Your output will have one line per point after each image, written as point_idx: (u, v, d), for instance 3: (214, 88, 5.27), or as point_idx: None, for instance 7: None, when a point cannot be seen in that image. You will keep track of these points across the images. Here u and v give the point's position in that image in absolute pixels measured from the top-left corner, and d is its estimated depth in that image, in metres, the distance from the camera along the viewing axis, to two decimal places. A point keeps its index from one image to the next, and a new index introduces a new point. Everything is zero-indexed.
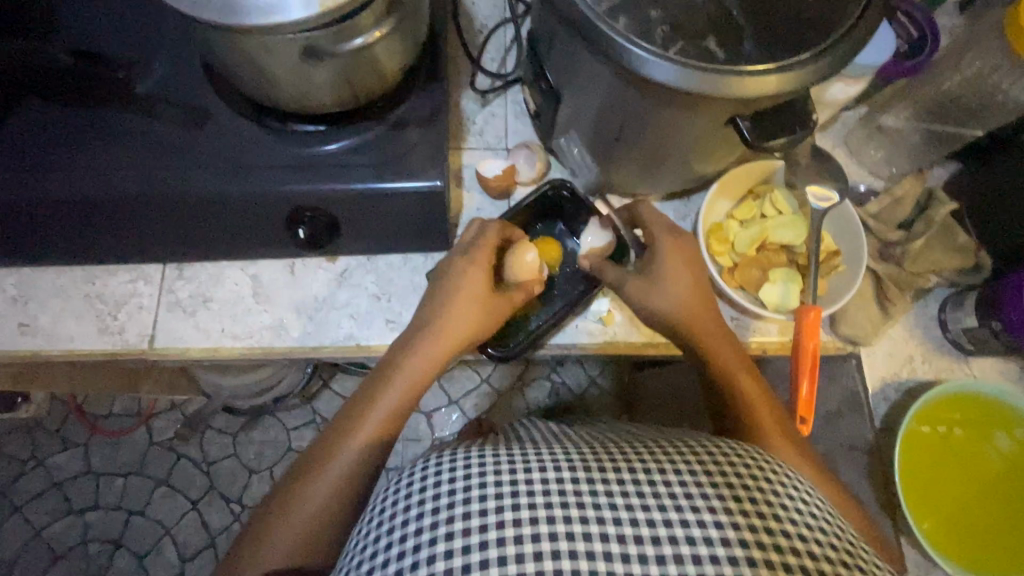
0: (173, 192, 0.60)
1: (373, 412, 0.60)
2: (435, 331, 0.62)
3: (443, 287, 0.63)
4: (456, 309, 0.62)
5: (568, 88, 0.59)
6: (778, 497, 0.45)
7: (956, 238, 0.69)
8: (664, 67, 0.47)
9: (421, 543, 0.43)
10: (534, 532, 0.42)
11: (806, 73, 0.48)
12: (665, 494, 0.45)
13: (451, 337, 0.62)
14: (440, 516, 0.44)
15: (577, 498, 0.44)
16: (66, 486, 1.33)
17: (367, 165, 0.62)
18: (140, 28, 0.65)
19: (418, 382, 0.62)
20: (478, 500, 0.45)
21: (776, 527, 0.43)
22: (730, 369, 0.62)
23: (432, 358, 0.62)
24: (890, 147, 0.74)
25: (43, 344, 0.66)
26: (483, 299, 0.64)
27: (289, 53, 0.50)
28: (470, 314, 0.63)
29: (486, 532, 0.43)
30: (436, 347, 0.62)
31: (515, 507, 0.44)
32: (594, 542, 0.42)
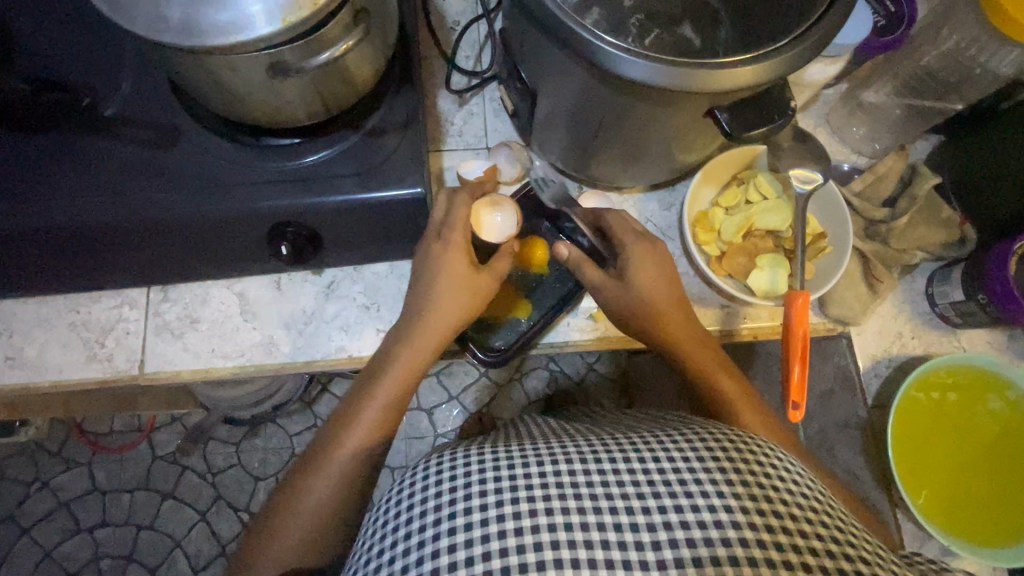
0: (149, 216, 0.59)
1: (372, 403, 0.60)
2: (429, 315, 0.62)
3: (428, 267, 0.62)
4: (442, 296, 0.62)
5: (542, 87, 0.58)
6: (770, 479, 0.45)
7: (939, 213, 0.70)
8: (637, 63, 0.46)
9: (425, 538, 0.43)
10: (534, 524, 0.43)
11: (782, 62, 0.47)
12: (660, 481, 0.45)
13: (440, 324, 0.62)
14: (442, 513, 0.45)
15: (574, 490, 0.45)
16: (73, 506, 1.33)
17: (345, 175, 0.61)
18: (103, 47, 0.64)
19: (415, 370, 0.62)
20: (479, 495, 0.45)
21: (770, 508, 0.43)
22: (700, 364, 0.62)
23: (429, 345, 0.62)
24: (872, 124, 0.74)
25: (30, 376, 0.66)
26: (468, 282, 0.63)
27: (256, 70, 0.49)
28: (461, 290, 0.62)
29: (487, 524, 0.43)
30: (431, 327, 0.62)
31: (515, 501, 0.44)
32: (592, 531, 0.42)
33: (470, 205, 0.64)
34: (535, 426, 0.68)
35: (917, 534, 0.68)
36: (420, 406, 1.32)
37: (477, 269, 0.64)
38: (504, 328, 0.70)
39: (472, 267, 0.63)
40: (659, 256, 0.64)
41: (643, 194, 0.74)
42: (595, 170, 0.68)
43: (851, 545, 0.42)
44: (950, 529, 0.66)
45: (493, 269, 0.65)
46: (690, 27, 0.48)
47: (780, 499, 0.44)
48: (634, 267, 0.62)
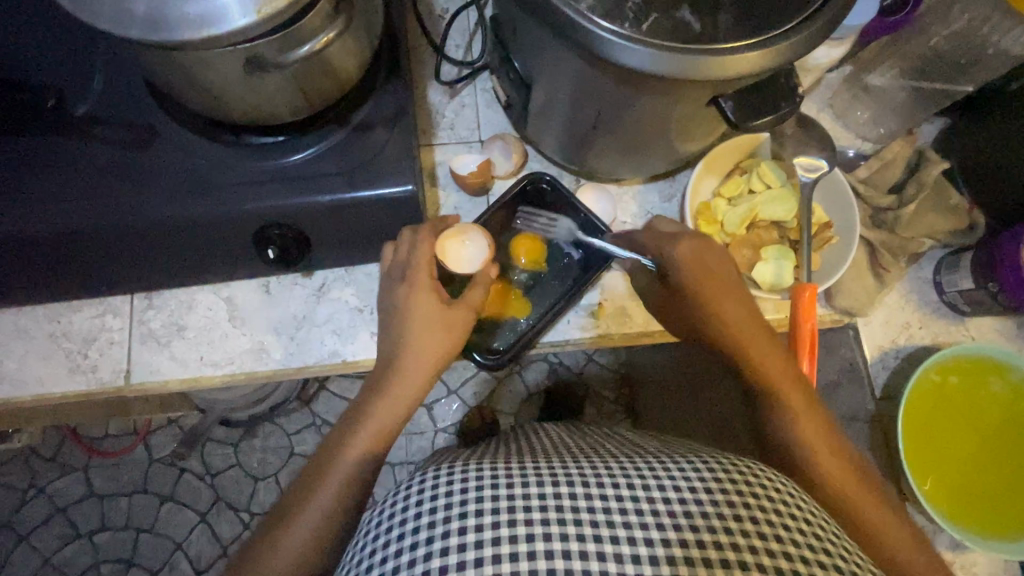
0: (128, 220, 0.56)
1: (347, 454, 0.55)
2: (405, 358, 0.58)
3: (399, 308, 0.59)
4: (417, 335, 0.58)
5: (537, 77, 0.55)
6: (777, 512, 0.44)
7: (947, 197, 0.68)
8: (637, 50, 0.44)
9: (417, 558, 0.42)
10: (530, 549, 0.41)
11: (790, 46, 0.44)
12: (663, 511, 0.44)
13: (421, 361, 0.58)
14: (436, 529, 0.43)
15: (574, 515, 0.43)
16: (70, 511, 1.32)
17: (332, 174, 0.59)
18: (72, 42, 0.61)
19: (394, 416, 0.57)
20: (475, 515, 0.43)
21: (778, 541, 0.42)
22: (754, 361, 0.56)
23: (407, 390, 0.58)
24: (877, 108, 0.71)
25: (12, 390, 0.63)
26: (442, 320, 0.58)
27: (232, 66, 0.46)
28: (437, 327, 0.58)
29: (482, 548, 0.42)
30: (413, 365, 0.58)
31: (512, 523, 0.43)
32: (591, 561, 0.41)
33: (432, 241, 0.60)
34: (533, 441, 0.66)
35: (927, 526, 0.67)
36: None
37: (448, 304, 0.59)
38: (505, 328, 0.69)
39: (443, 304, 0.58)
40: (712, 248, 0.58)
41: (643, 186, 0.71)
42: (592, 162, 0.65)
43: None
44: (959, 517, 0.65)
45: (467, 301, 0.61)
46: (689, 9, 0.45)
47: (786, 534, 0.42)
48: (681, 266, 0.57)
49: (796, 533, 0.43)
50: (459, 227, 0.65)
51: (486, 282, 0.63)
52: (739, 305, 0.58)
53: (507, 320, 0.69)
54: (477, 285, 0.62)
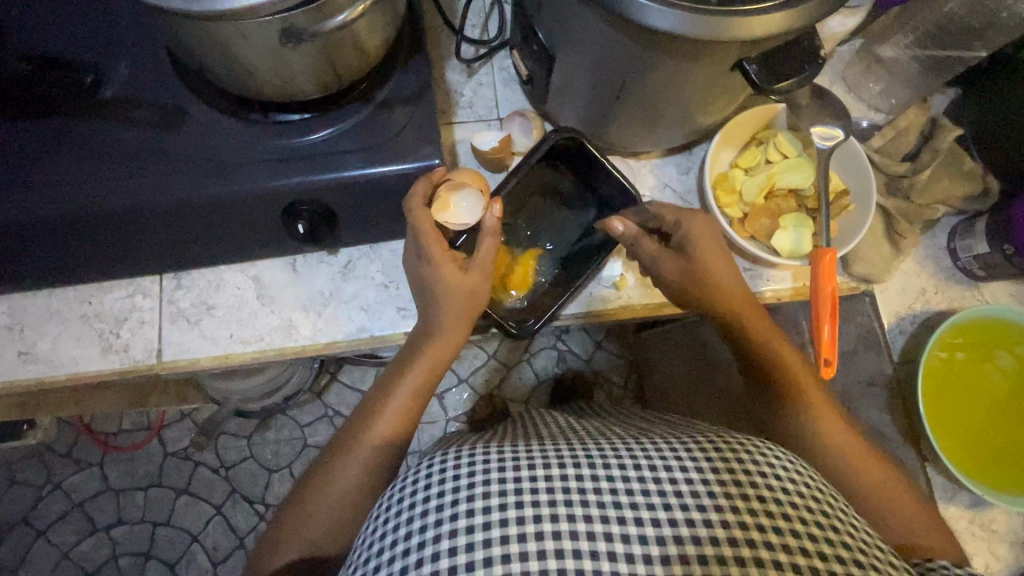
0: (158, 200, 0.57)
1: (386, 413, 0.61)
2: (436, 328, 0.63)
3: (426, 276, 0.61)
4: (448, 297, 0.61)
5: (561, 48, 0.56)
6: (788, 495, 0.45)
7: (962, 164, 0.68)
8: (665, 13, 0.44)
9: (427, 539, 0.43)
10: (538, 530, 0.43)
11: (814, 6, 0.45)
12: (671, 492, 0.45)
13: (458, 316, 0.62)
14: (459, 508, 0.44)
15: (598, 497, 0.45)
16: (88, 505, 1.33)
17: (358, 150, 0.60)
18: (97, 26, 0.61)
19: (439, 365, 0.63)
20: (483, 496, 0.45)
21: (800, 522, 0.43)
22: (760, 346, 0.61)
23: (439, 356, 0.63)
24: (889, 79, 0.72)
25: (45, 370, 0.64)
26: (464, 289, 0.61)
27: (268, 38, 0.46)
28: (468, 285, 0.61)
29: (490, 528, 0.43)
30: (454, 323, 0.62)
31: (536, 503, 0.44)
32: (615, 543, 0.43)
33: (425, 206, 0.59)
34: (542, 425, 0.66)
35: (946, 487, 0.68)
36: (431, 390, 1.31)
37: (465, 269, 0.61)
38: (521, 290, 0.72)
39: (461, 271, 0.60)
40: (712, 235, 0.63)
41: (661, 159, 0.73)
42: (612, 135, 0.66)
43: (873, 566, 0.42)
44: (979, 479, 0.66)
45: (483, 261, 0.61)
46: None
47: (804, 514, 0.44)
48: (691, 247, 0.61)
49: (807, 511, 0.44)
50: (443, 195, 0.63)
51: (493, 230, 0.61)
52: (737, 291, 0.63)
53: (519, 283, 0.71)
54: (485, 236, 0.61)
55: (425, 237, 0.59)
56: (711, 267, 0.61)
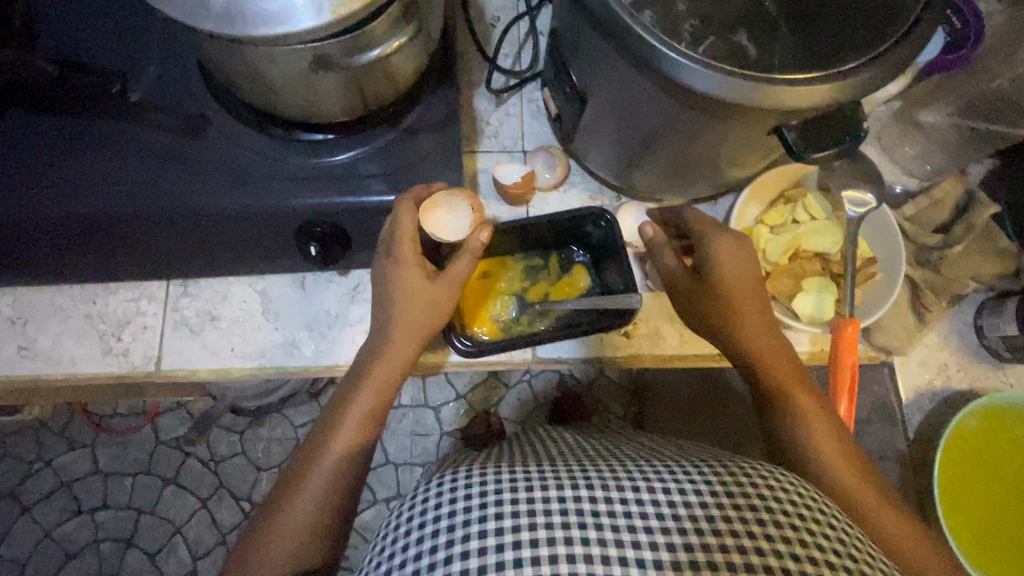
0: (173, 208, 0.56)
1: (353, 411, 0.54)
2: (387, 342, 0.57)
3: (383, 288, 0.58)
4: (400, 299, 0.57)
5: (595, 93, 0.55)
6: (817, 524, 0.41)
7: (996, 241, 0.66)
8: (707, 76, 0.43)
9: (437, 562, 0.40)
10: (551, 554, 0.39)
11: (860, 80, 0.44)
12: (686, 516, 0.41)
13: (416, 313, 0.57)
14: (469, 529, 0.41)
15: (611, 518, 0.41)
16: (75, 486, 1.32)
17: (379, 176, 0.59)
18: (131, 27, 0.61)
19: (401, 360, 0.57)
20: (495, 517, 0.41)
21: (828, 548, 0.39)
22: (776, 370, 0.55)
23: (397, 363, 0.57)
24: (926, 145, 0.70)
25: (44, 367, 0.63)
26: (425, 295, 0.57)
27: (298, 64, 0.45)
28: (426, 293, 0.57)
29: (502, 552, 0.39)
30: (407, 324, 0.57)
31: (548, 525, 0.40)
32: (630, 567, 0.38)
33: (414, 212, 0.55)
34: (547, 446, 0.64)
35: None
36: (427, 403, 1.30)
37: (431, 279, 0.58)
38: (507, 313, 0.67)
39: (425, 279, 0.57)
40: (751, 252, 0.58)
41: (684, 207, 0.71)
42: (638, 181, 0.65)
43: None
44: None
45: (450, 277, 0.58)
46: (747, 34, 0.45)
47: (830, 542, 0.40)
48: (714, 256, 0.57)
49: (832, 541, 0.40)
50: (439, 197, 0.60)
51: (475, 250, 0.58)
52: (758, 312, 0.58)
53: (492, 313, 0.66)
54: (464, 257, 0.58)
55: (395, 240, 0.57)
56: (730, 276, 0.57)
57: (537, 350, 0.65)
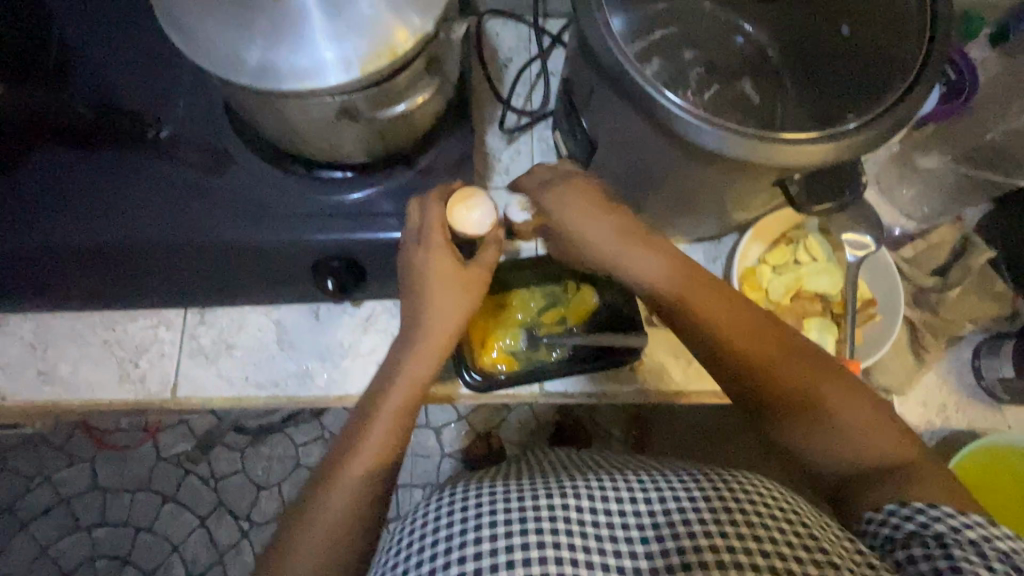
0: (195, 242, 0.58)
1: (384, 409, 0.53)
2: (416, 338, 0.56)
3: (414, 282, 0.56)
4: (437, 286, 0.55)
5: (605, 139, 0.57)
6: (806, 526, 0.42)
7: (992, 284, 0.68)
8: (714, 134, 0.45)
9: (451, 562, 0.43)
10: (556, 557, 0.41)
11: (860, 140, 0.46)
12: (680, 522, 0.43)
13: (451, 309, 0.56)
14: (467, 537, 0.44)
15: (609, 531, 0.44)
16: (73, 502, 1.32)
17: (394, 214, 0.61)
18: (160, 67, 0.64)
19: (430, 360, 0.56)
20: (504, 523, 0.44)
21: (799, 544, 0.41)
22: (747, 354, 0.50)
23: (429, 361, 0.55)
24: (924, 189, 0.73)
25: (62, 393, 0.65)
26: (457, 278, 0.56)
27: (325, 114, 0.48)
28: (456, 290, 0.56)
29: (512, 552, 0.42)
30: (434, 324, 0.56)
31: (538, 531, 0.43)
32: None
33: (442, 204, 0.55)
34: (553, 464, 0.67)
35: None
36: (428, 425, 1.30)
37: (463, 264, 0.56)
38: (517, 344, 0.67)
39: (460, 264, 0.55)
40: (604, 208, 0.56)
41: (689, 245, 0.72)
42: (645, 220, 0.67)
43: None
44: None
45: (481, 264, 0.58)
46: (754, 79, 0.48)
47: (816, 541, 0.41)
48: (573, 223, 0.56)
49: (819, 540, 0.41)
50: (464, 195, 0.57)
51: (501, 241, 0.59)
52: (708, 291, 0.53)
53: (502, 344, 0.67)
54: (491, 247, 0.58)
55: (425, 230, 0.55)
56: (624, 244, 0.55)
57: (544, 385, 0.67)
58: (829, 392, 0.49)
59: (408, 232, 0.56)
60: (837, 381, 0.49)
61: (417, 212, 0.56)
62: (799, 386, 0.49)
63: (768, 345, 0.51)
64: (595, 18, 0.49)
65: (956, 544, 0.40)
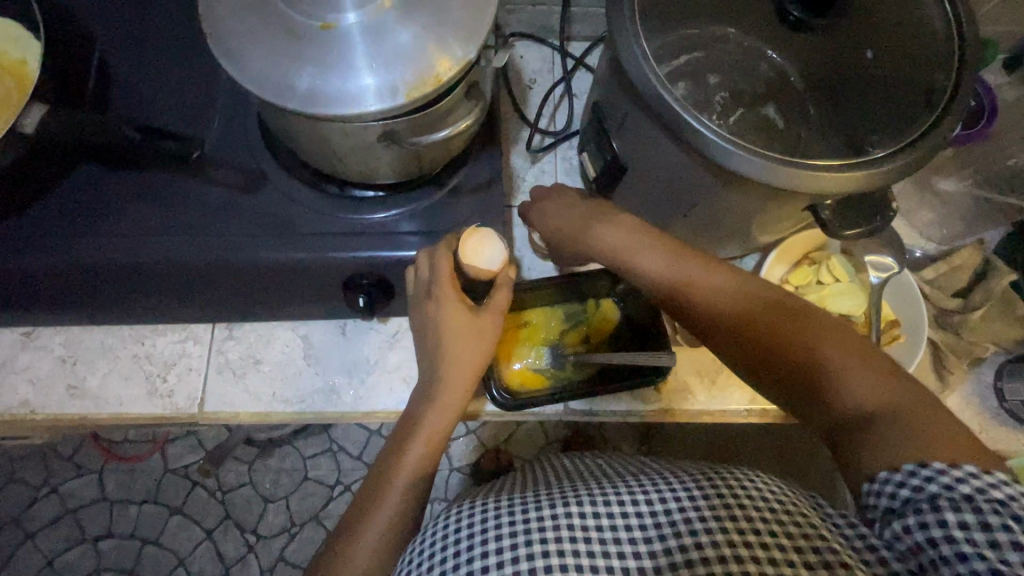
0: (227, 259, 0.59)
1: (407, 457, 0.53)
2: (436, 389, 0.55)
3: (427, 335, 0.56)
4: (450, 339, 0.54)
5: (635, 162, 0.58)
6: (806, 519, 0.43)
7: (1016, 308, 0.68)
8: (750, 161, 0.46)
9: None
10: (562, 563, 0.42)
11: (892, 168, 0.47)
12: (679, 520, 0.44)
13: (469, 357, 0.55)
14: (475, 551, 0.44)
15: (613, 532, 0.44)
16: (80, 514, 1.31)
17: (424, 232, 0.62)
18: (196, 88, 0.65)
19: (453, 405, 0.55)
20: (510, 535, 0.44)
21: (799, 537, 0.41)
22: (759, 327, 0.50)
23: (453, 406, 0.55)
24: (944, 212, 0.74)
25: (90, 407, 0.65)
26: (469, 326, 0.55)
27: (366, 137, 0.49)
28: (476, 342, 0.55)
29: (518, 563, 0.43)
30: (455, 381, 0.55)
31: (543, 540, 0.43)
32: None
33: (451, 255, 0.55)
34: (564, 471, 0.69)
35: None
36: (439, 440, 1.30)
37: (473, 310, 0.55)
38: (541, 362, 0.68)
39: (469, 312, 0.54)
40: (596, 207, 0.59)
41: None
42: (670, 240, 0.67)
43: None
44: None
45: (493, 309, 0.56)
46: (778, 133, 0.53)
47: (815, 533, 0.42)
48: (560, 218, 0.60)
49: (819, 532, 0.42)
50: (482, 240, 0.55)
51: (508, 281, 0.57)
52: (715, 275, 0.53)
53: (528, 362, 0.68)
54: (500, 287, 0.56)
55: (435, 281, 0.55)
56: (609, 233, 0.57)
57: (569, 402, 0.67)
58: (849, 357, 0.47)
59: (417, 290, 0.56)
60: (858, 348, 0.47)
61: (425, 261, 0.56)
62: (815, 352, 0.47)
63: (782, 316, 0.50)
64: (632, 46, 0.50)
65: (952, 504, 0.38)
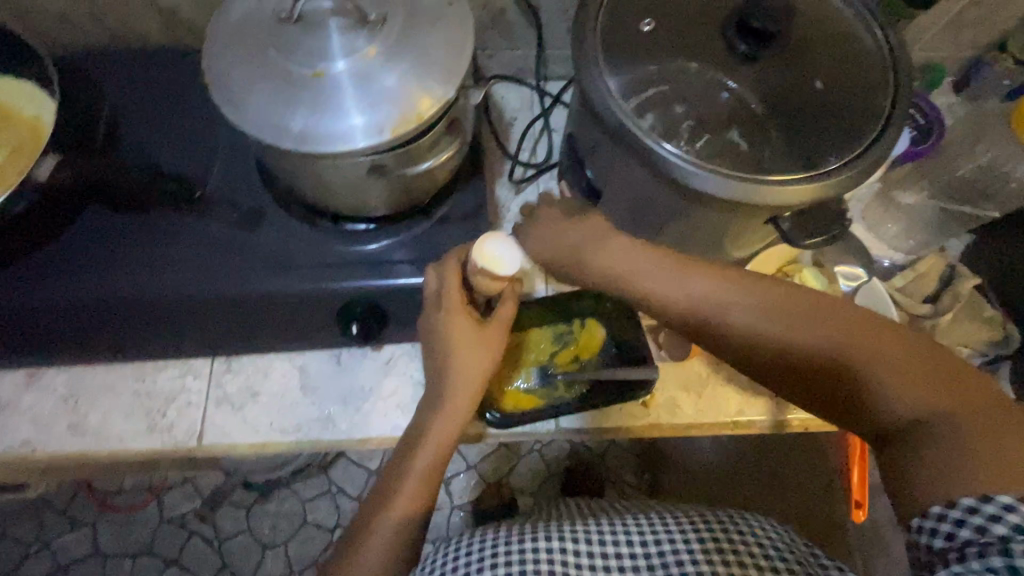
0: (225, 293, 0.62)
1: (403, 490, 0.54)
2: (442, 400, 0.57)
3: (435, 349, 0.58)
4: (459, 354, 0.56)
5: (610, 187, 0.62)
6: (782, 560, 0.44)
7: (982, 311, 0.72)
8: (711, 178, 0.50)
9: None
10: None
11: (840, 180, 0.51)
12: (660, 564, 0.45)
13: (470, 376, 0.57)
14: None
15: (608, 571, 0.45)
16: (73, 570, 1.28)
17: (413, 260, 0.65)
18: (197, 135, 0.69)
19: (455, 428, 0.56)
20: (505, 566, 0.45)
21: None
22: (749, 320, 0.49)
23: (451, 429, 0.57)
24: (908, 221, 0.78)
25: (91, 445, 0.66)
26: (477, 341, 0.57)
27: (357, 171, 0.53)
28: (482, 356, 0.57)
29: None
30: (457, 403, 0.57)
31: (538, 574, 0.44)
32: None
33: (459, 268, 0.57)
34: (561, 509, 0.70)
35: None
36: None
37: (480, 324, 0.58)
38: (531, 382, 0.70)
39: (476, 326, 0.57)
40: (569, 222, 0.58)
41: None
42: None
43: None
44: None
45: (499, 322, 0.59)
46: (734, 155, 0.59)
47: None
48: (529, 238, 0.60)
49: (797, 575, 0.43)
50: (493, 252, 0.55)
51: (515, 295, 0.59)
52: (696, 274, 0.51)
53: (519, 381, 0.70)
54: (506, 301, 0.59)
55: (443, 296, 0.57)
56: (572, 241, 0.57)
57: (560, 419, 0.69)
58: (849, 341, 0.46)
59: (427, 302, 0.58)
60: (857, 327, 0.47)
61: (433, 279, 0.58)
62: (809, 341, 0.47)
63: (770, 306, 0.49)
64: (597, 81, 0.54)
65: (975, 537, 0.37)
